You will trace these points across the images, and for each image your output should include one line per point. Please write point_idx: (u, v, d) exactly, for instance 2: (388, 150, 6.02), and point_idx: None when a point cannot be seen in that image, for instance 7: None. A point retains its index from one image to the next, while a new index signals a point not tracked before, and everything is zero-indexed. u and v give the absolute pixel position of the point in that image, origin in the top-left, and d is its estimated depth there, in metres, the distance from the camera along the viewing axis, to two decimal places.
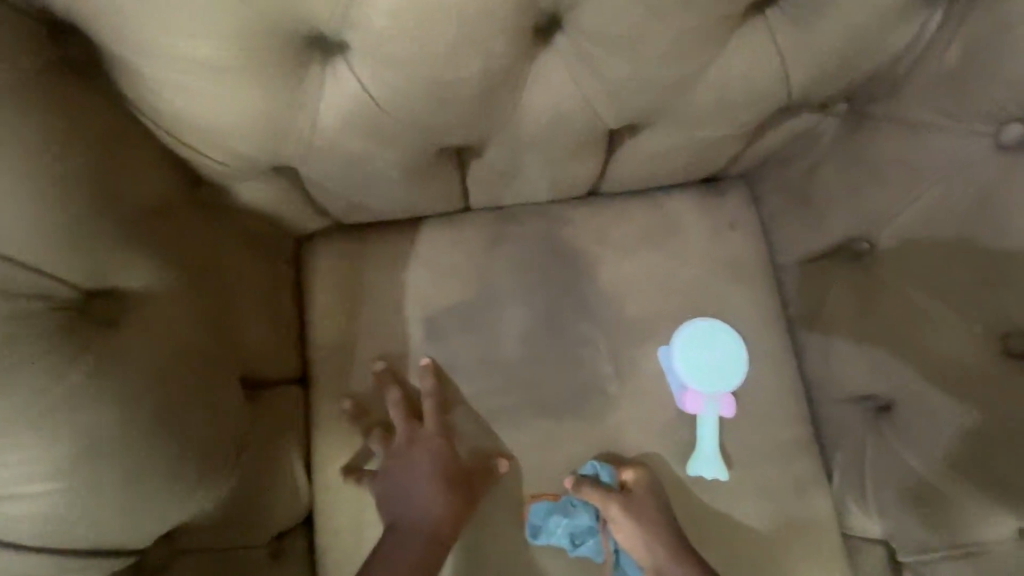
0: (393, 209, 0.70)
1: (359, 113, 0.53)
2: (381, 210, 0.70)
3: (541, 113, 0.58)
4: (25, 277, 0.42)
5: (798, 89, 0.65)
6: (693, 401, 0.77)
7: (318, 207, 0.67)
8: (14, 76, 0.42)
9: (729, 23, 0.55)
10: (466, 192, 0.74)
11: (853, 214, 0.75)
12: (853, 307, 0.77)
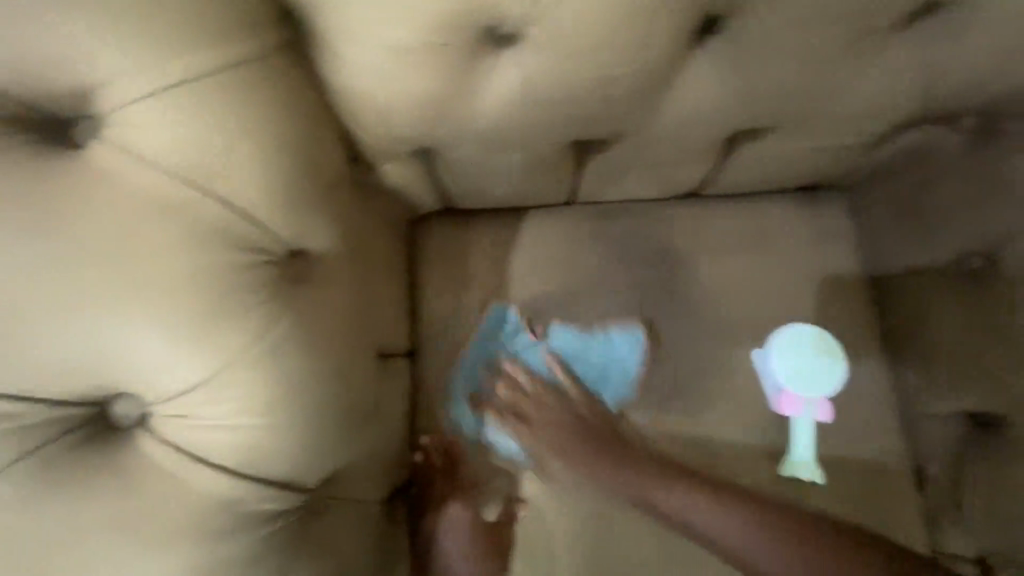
0: (511, 195, 0.76)
1: (517, 102, 0.57)
2: (499, 194, 0.75)
3: (681, 109, 0.62)
4: (240, 226, 0.43)
5: (923, 96, 0.67)
6: (789, 405, 0.78)
7: (445, 188, 0.72)
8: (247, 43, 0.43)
9: (877, 35, 0.57)
10: (576, 185, 0.77)
11: (969, 231, 0.74)
12: (960, 324, 0.75)
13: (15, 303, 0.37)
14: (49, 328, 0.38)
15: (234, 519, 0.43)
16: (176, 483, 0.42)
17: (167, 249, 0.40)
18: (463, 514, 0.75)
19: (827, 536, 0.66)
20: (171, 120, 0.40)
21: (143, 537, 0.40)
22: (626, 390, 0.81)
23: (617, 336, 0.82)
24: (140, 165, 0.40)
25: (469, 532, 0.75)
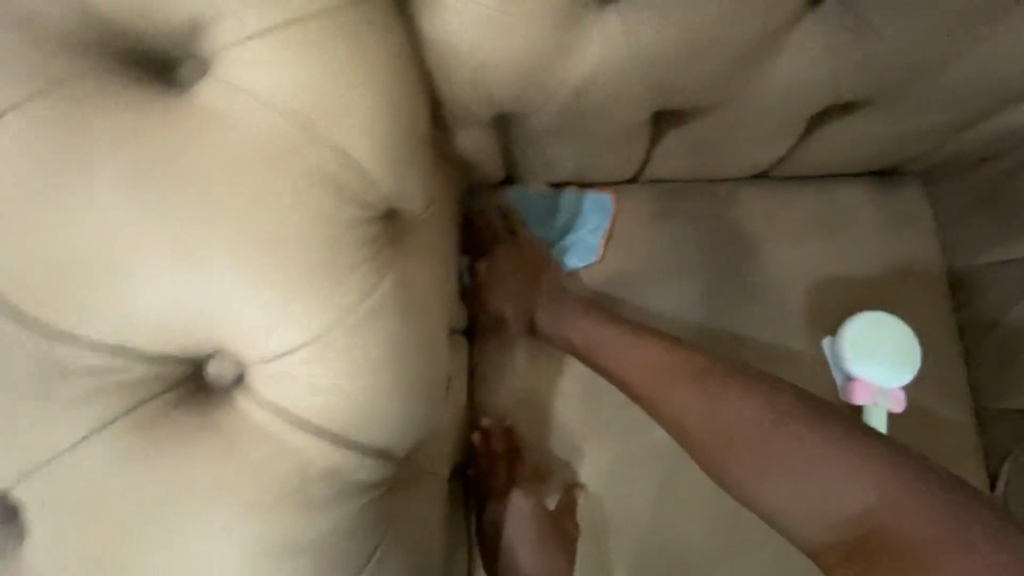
0: (572, 165, 0.70)
1: (621, 65, 0.55)
2: (562, 164, 0.70)
3: (785, 79, 0.60)
4: (349, 180, 0.40)
5: None
6: (862, 393, 0.77)
7: (510, 162, 0.70)
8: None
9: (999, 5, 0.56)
10: (642, 163, 0.73)
11: None
12: None
13: (125, 252, 0.35)
14: (159, 278, 0.36)
15: (332, 490, 0.41)
16: (273, 451, 0.39)
17: (281, 198, 0.38)
18: (529, 507, 0.71)
19: (875, 450, 0.56)
20: (284, 59, 0.37)
21: (244, 505, 0.39)
22: (587, 257, 0.80)
23: (587, 203, 0.80)
24: (254, 106, 0.37)
25: (534, 527, 0.71)
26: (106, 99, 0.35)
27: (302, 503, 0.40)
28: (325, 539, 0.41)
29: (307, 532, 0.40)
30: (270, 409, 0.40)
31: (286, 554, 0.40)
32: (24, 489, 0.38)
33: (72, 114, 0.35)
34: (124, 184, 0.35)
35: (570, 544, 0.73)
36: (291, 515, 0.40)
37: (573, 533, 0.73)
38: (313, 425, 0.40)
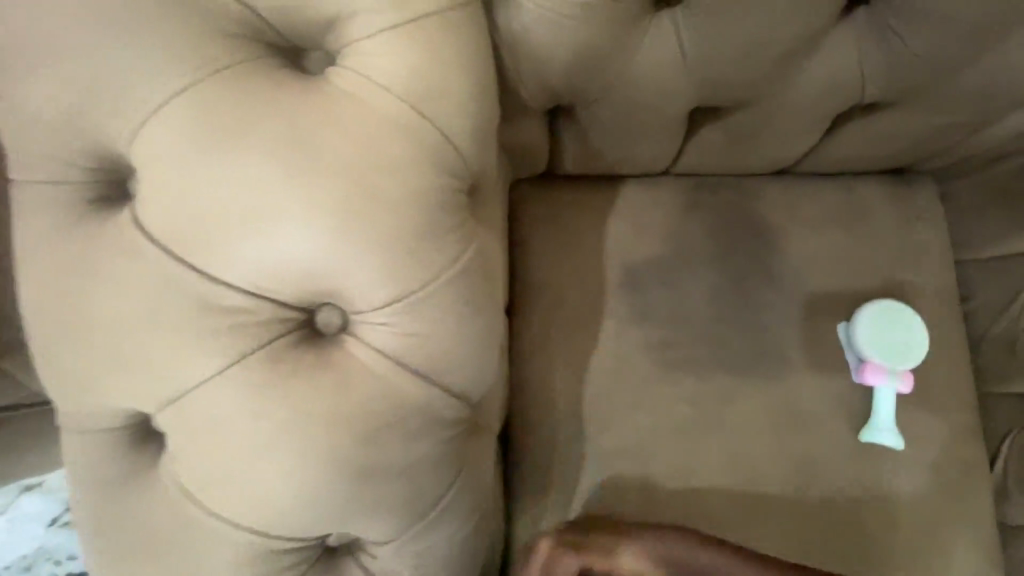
0: (609, 159, 0.73)
1: (673, 65, 0.62)
2: (601, 160, 0.73)
3: (817, 79, 0.66)
4: (448, 153, 0.46)
5: None
6: (873, 374, 0.82)
7: (554, 153, 0.72)
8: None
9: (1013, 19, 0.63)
10: (675, 158, 0.76)
11: None
12: None
13: (258, 212, 0.42)
14: (284, 233, 0.42)
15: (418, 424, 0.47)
16: (368, 388, 0.46)
17: (392, 170, 0.43)
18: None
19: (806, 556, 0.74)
20: (401, 49, 0.44)
21: (347, 430, 0.45)
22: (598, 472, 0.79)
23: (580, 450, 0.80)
24: (372, 86, 0.44)
25: None
26: (252, 79, 0.42)
27: (393, 432, 0.46)
28: (410, 467, 0.48)
29: (397, 459, 0.47)
30: (369, 352, 0.46)
31: (379, 476, 0.46)
32: (171, 410, 0.45)
33: (225, 90, 0.41)
34: (263, 151, 0.41)
35: None
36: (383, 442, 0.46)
37: None
38: (405, 368, 0.47)
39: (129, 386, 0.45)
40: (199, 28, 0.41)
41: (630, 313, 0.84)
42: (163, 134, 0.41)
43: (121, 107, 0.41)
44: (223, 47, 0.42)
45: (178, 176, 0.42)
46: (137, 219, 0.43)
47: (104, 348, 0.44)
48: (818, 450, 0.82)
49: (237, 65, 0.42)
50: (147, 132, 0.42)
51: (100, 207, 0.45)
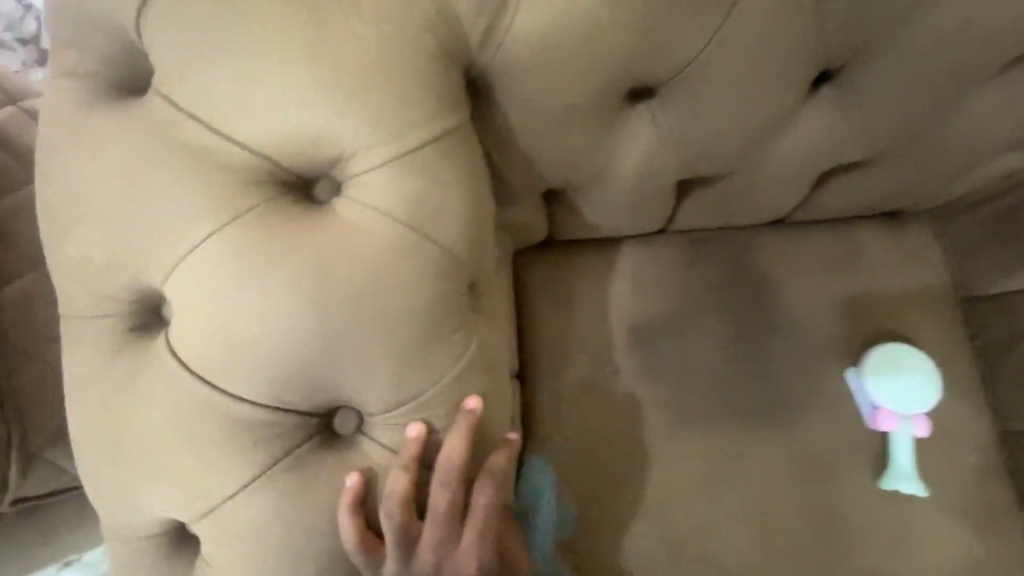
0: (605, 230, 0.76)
1: (652, 149, 0.64)
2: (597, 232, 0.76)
3: (794, 148, 0.67)
4: (446, 263, 0.50)
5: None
6: (886, 420, 0.82)
7: (551, 228, 0.76)
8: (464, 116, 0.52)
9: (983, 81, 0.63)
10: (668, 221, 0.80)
11: None
12: None
13: (275, 335, 0.46)
14: (305, 355, 0.47)
15: (457, 512, 0.50)
16: (407, 503, 0.49)
17: (394, 286, 0.48)
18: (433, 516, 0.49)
19: None
20: (396, 177, 0.48)
21: (389, 545, 0.49)
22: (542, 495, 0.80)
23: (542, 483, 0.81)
24: (373, 212, 0.48)
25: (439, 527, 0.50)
26: (269, 217, 0.47)
27: (437, 536, 0.49)
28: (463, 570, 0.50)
29: (447, 558, 0.50)
30: (399, 462, 0.50)
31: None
32: (207, 515, 0.49)
33: (243, 234, 0.46)
34: (280, 285, 0.46)
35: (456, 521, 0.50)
36: (425, 543, 0.49)
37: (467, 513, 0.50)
38: (438, 475, 0.50)
39: (168, 497, 0.49)
40: (219, 178, 0.46)
41: (638, 372, 0.86)
42: (192, 271, 0.46)
43: (156, 251, 0.47)
44: (240, 193, 0.47)
45: (205, 308, 0.46)
46: (171, 348, 0.48)
47: (144, 462, 0.48)
48: (839, 501, 0.82)
49: (252, 209, 0.47)
50: (179, 273, 0.47)
51: (138, 333, 0.50)
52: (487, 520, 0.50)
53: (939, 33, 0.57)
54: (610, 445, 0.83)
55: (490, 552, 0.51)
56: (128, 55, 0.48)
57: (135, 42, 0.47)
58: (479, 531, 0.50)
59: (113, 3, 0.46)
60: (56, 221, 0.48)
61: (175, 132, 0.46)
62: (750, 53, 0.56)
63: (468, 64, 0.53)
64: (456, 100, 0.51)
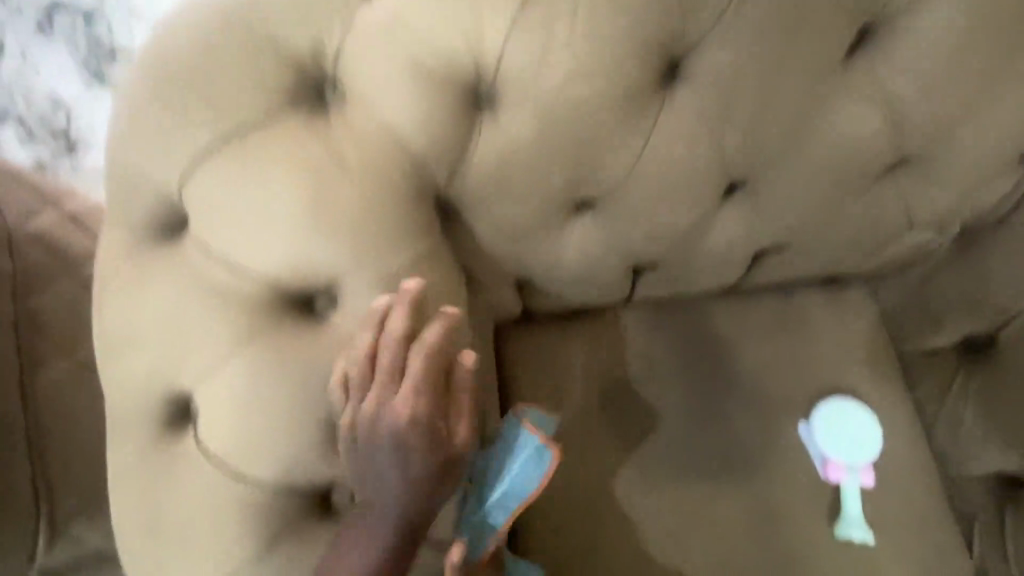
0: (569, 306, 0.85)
1: (595, 245, 0.74)
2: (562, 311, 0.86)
3: (720, 240, 0.78)
4: None
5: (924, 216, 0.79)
6: (834, 471, 0.90)
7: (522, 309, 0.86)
8: (431, 240, 0.63)
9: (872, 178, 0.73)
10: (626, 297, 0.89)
11: (972, 322, 0.92)
12: (976, 401, 0.93)
13: (283, 431, 0.57)
14: (310, 448, 0.58)
15: (398, 375, 0.55)
16: (366, 359, 0.55)
17: None
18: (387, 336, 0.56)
19: None
20: (376, 297, 0.60)
21: (352, 402, 0.55)
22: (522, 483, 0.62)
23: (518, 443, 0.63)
24: (359, 326, 0.60)
25: (378, 406, 0.54)
26: (276, 335, 0.58)
27: (381, 393, 0.54)
28: (399, 430, 0.53)
29: (386, 416, 0.53)
30: (366, 326, 0.57)
31: (357, 434, 0.54)
32: None
33: (258, 353, 0.58)
34: (289, 392, 0.57)
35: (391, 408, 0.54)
36: (369, 398, 0.54)
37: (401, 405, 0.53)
38: (384, 338, 0.55)
39: (199, 565, 0.59)
40: (238, 307, 0.58)
41: (611, 438, 0.92)
42: (217, 381, 0.58)
43: (193, 365, 0.58)
44: (253, 316, 0.58)
45: (227, 411, 0.58)
46: (202, 446, 0.59)
47: (182, 536, 0.59)
48: (797, 550, 0.89)
49: (264, 331, 0.58)
50: (209, 381, 0.58)
51: (176, 428, 0.61)
52: (424, 382, 0.54)
53: (824, 150, 0.68)
54: (586, 502, 0.90)
55: (424, 412, 0.54)
56: (166, 208, 0.60)
57: (174, 199, 0.60)
58: (414, 393, 0.54)
59: (159, 175, 0.59)
60: (110, 340, 0.60)
61: (202, 270, 0.58)
62: (664, 174, 0.67)
63: (437, 194, 0.64)
64: (423, 228, 0.62)
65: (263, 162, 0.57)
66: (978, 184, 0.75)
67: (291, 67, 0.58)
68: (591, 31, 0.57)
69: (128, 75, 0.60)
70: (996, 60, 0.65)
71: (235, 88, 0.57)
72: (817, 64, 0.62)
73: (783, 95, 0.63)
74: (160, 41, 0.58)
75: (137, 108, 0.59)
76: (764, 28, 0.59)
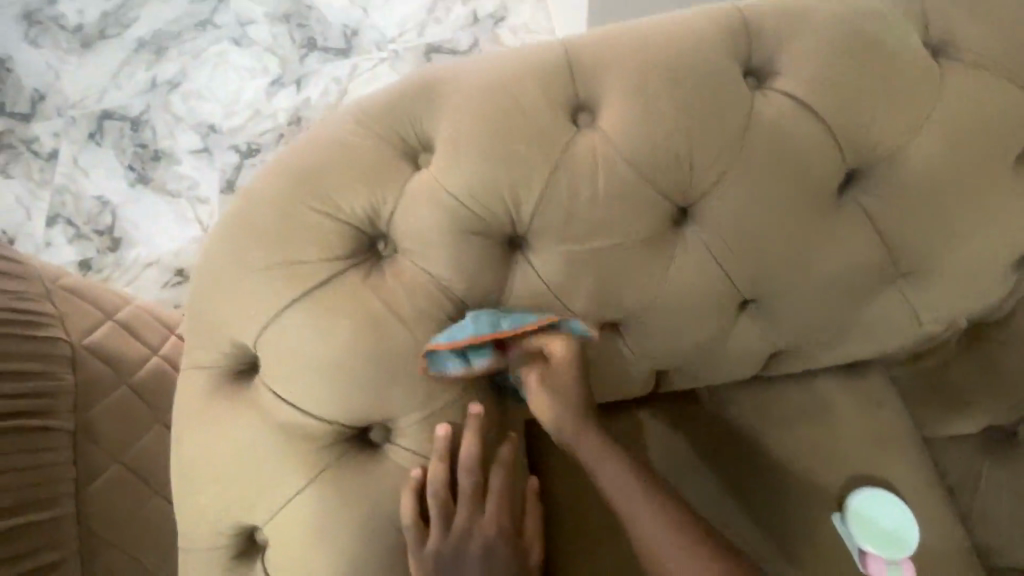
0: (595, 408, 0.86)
1: (622, 359, 0.78)
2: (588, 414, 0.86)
3: (740, 345, 0.80)
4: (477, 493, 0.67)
5: (934, 317, 0.81)
6: (876, 564, 0.85)
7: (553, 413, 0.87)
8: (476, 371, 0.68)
9: (883, 284, 0.76)
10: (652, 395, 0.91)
11: (994, 412, 0.95)
12: (1008, 489, 0.94)
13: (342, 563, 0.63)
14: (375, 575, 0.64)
15: (479, 494, 0.64)
16: (445, 483, 0.64)
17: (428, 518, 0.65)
18: (463, 458, 0.64)
19: None
20: (427, 430, 0.66)
21: (435, 523, 0.63)
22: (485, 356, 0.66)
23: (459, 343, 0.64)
24: (413, 458, 0.66)
25: (466, 528, 0.63)
26: (340, 473, 0.64)
27: (467, 510, 0.63)
28: (485, 544, 0.62)
29: (474, 530, 0.63)
30: (435, 456, 0.64)
31: (444, 551, 0.62)
32: None
33: (325, 489, 0.63)
34: (352, 526, 0.63)
35: (481, 527, 0.63)
36: (456, 516, 0.63)
37: (490, 523, 0.63)
38: (459, 464, 0.64)
39: None
40: (306, 443, 0.64)
41: None
42: (287, 515, 0.64)
43: (263, 500, 0.64)
44: (317, 453, 0.64)
45: (297, 543, 0.64)
46: (273, 575, 0.65)
47: None
48: None
49: (329, 466, 0.64)
50: (281, 514, 0.64)
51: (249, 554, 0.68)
52: (503, 498, 0.65)
53: (829, 271, 0.73)
54: None
55: (507, 525, 0.64)
56: (240, 352, 0.67)
57: (246, 345, 0.66)
58: (497, 508, 0.64)
59: (232, 327, 0.66)
60: (184, 476, 0.66)
61: (270, 412, 0.65)
62: (683, 301, 0.72)
63: None
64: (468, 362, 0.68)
65: (326, 315, 0.64)
66: (985, 290, 0.78)
67: (350, 228, 0.66)
68: (611, 190, 0.65)
69: (207, 237, 0.69)
70: (991, 185, 0.69)
71: (300, 246, 0.65)
72: (816, 202, 0.68)
73: (787, 229, 0.69)
74: (240, 205, 0.68)
75: (214, 268, 0.67)
76: (763, 178, 0.66)
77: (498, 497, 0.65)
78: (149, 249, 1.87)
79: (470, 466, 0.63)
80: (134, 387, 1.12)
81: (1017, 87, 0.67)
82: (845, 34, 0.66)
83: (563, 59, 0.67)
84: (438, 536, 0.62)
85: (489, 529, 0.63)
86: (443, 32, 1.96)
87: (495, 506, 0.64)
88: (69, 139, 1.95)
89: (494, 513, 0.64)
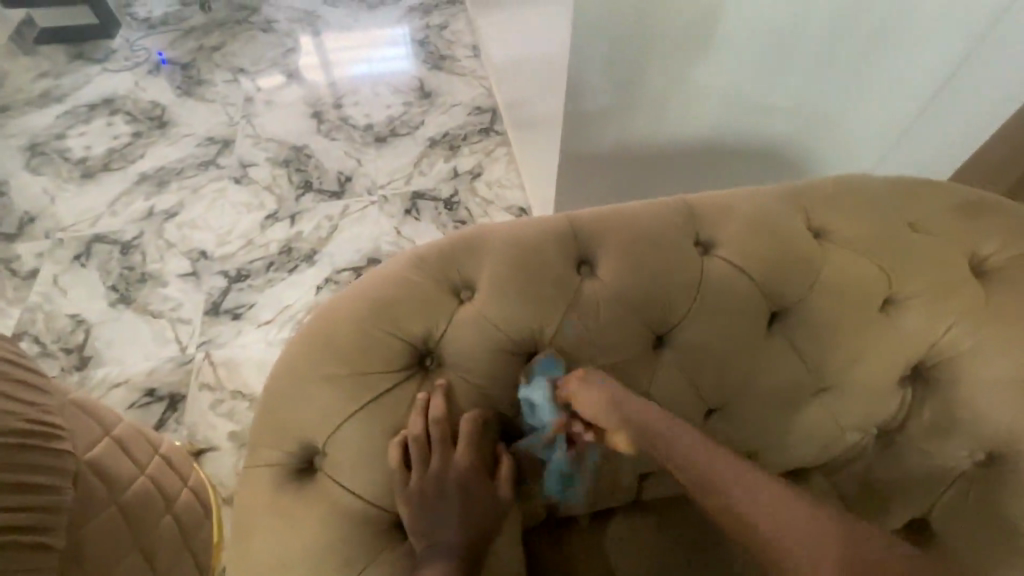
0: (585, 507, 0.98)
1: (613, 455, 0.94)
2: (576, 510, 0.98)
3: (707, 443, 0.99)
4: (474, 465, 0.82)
5: (848, 422, 0.99)
6: None
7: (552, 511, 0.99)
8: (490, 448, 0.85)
9: (804, 396, 0.99)
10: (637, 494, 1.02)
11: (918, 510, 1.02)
12: None
13: None
14: None
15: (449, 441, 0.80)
16: (420, 432, 0.79)
17: None
18: (435, 406, 0.81)
19: None
20: None
21: (415, 465, 0.77)
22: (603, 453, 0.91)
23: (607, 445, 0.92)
24: None
25: (443, 463, 0.78)
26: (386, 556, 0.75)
27: (441, 453, 0.78)
28: (459, 478, 0.78)
29: (449, 467, 0.78)
30: (415, 412, 0.81)
31: (426, 485, 0.76)
32: None
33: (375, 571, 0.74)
34: None
35: (454, 460, 0.78)
36: (432, 458, 0.78)
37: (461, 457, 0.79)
38: (431, 416, 0.80)
39: None
40: (362, 526, 0.76)
41: None
42: None
43: None
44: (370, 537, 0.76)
45: None
46: None
47: None
48: None
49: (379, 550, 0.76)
50: None
51: None
52: (471, 440, 0.81)
53: (765, 385, 0.96)
54: None
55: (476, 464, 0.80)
56: (303, 450, 0.80)
57: (312, 443, 0.80)
58: (466, 446, 0.80)
59: (298, 426, 0.81)
60: (246, 564, 0.76)
61: (330, 500, 0.77)
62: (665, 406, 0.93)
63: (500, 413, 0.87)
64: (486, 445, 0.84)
65: (385, 414, 0.80)
66: (885, 403, 0.98)
67: (407, 346, 0.84)
68: (609, 321, 0.88)
69: (285, 351, 0.86)
70: (867, 320, 0.96)
71: (361, 357, 0.82)
72: (751, 333, 0.93)
73: (733, 351, 0.93)
74: (316, 326, 0.86)
75: (286, 379, 0.83)
76: (714, 315, 0.91)
77: (466, 443, 0.80)
78: (116, 368, 1.88)
79: (441, 417, 0.80)
80: (122, 504, 1.14)
81: (873, 257, 0.98)
82: (753, 218, 0.97)
83: (566, 227, 0.94)
84: (419, 465, 0.77)
85: (459, 467, 0.79)
86: (426, 183, 2.32)
87: (464, 446, 0.80)
88: (54, 259, 2.07)
89: (465, 454, 0.80)
